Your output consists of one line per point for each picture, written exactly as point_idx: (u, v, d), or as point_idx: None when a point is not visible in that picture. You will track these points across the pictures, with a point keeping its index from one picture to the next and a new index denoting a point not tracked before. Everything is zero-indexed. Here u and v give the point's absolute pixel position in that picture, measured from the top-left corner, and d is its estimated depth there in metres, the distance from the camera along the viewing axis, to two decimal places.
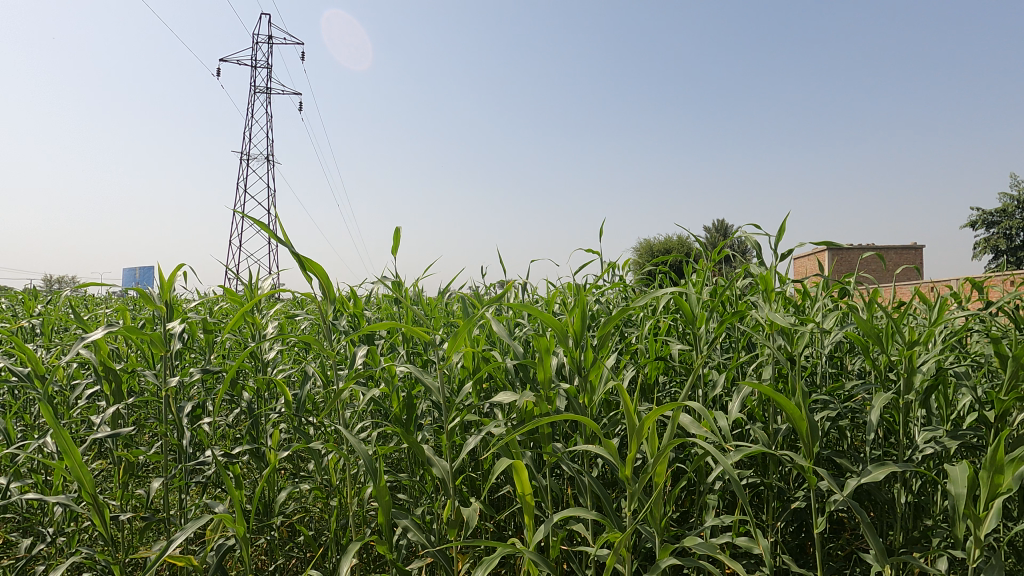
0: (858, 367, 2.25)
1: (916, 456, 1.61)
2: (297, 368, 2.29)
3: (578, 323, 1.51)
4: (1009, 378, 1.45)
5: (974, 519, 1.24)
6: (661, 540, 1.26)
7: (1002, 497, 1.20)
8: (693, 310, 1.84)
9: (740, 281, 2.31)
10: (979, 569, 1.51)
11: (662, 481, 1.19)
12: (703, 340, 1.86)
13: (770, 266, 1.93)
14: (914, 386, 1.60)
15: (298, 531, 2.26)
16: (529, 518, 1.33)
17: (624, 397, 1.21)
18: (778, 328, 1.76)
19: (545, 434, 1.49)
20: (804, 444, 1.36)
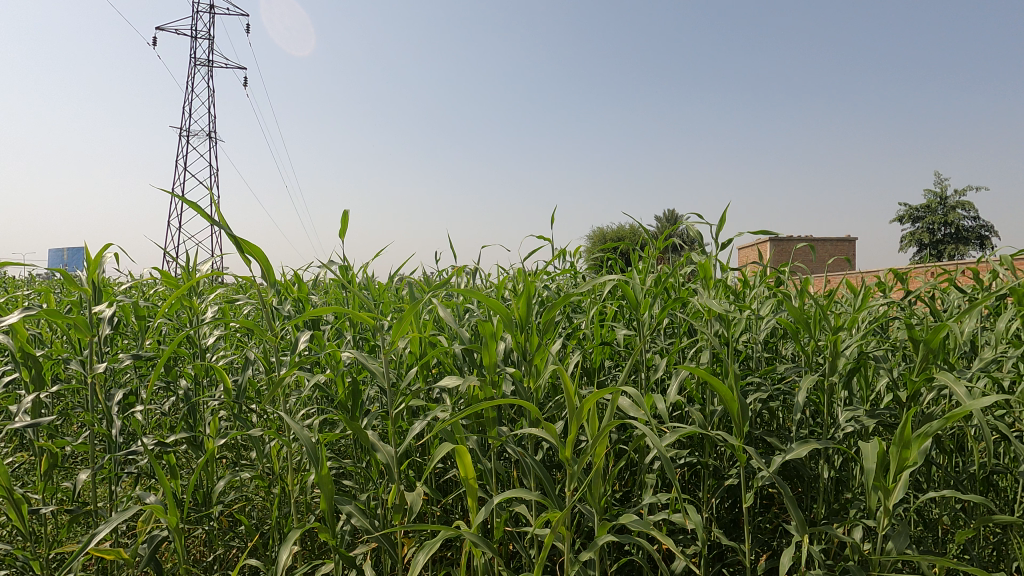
0: (789, 351, 2.38)
1: (838, 434, 1.72)
2: (238, 354, 2.22)
3: (523, 309, 1.53)
4: (921, 360, 1.56)
5: (883, 490, 1.35)
6: (600, 518, 1.29)
7: (909, 470, 1.30)
8: (636, 297, 1.90)
9: (684, 269, 2.39)
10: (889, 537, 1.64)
11: (601, 461, 1.23)
12: (645, 325, 1.92)
13: (711, 254, 2.01)
14: (837, 368, 1.71)
15: (238, 520, 2.22)
16: (473, 499, 1.35)
17: (564, 381, 1.24)
18: (715, 314, 1.85)
19: (490, 418, 1.50)
20: (735, 424, 1.43)
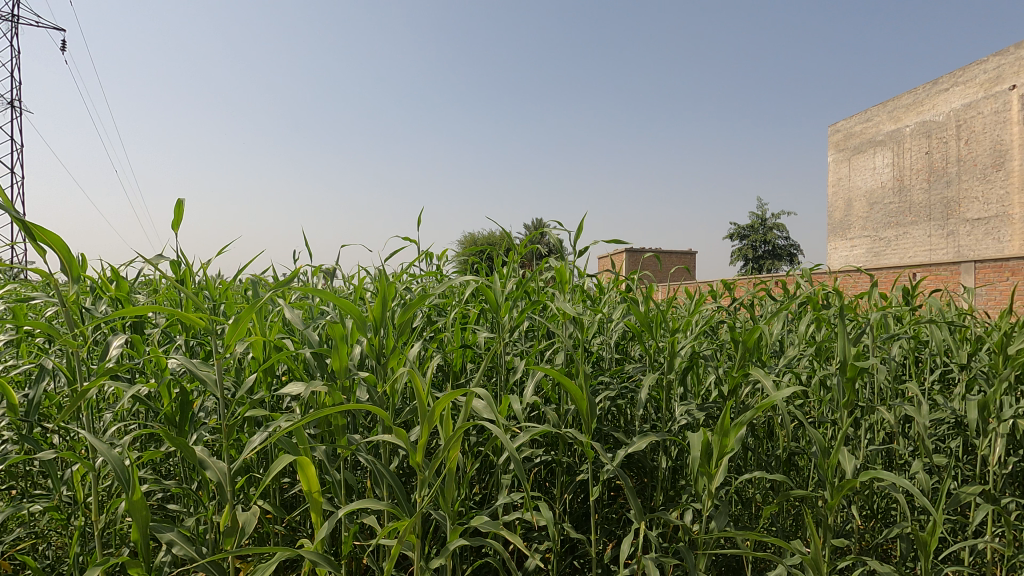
0: (636, 352, 2.57)
1: (674, 426, 1.90)
2: (32, 363, 1.86)
3: (377, 311, 1.47)
4: (740, 359, 1.78)
5: (707, 475, 1.50)
6: (451, 523, 1.27)
7: (727, 456, 1.47)
8: (497, 300, 1.93)
9: (545, 275, 2.49)
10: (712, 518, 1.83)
11: (453, 464, 1.22)
12: (505, 328, 1.96)
13: (567, 259, 2.10)
14: (674, 365, 1.89)
15: (27, 563, 1.84)
16: (317, 513, 1.25)
17: (416, 383, 1.21)
18: (569, 316, 1.94)
19: (339, 426, 1.41)
20: (583, 421, 1.51)
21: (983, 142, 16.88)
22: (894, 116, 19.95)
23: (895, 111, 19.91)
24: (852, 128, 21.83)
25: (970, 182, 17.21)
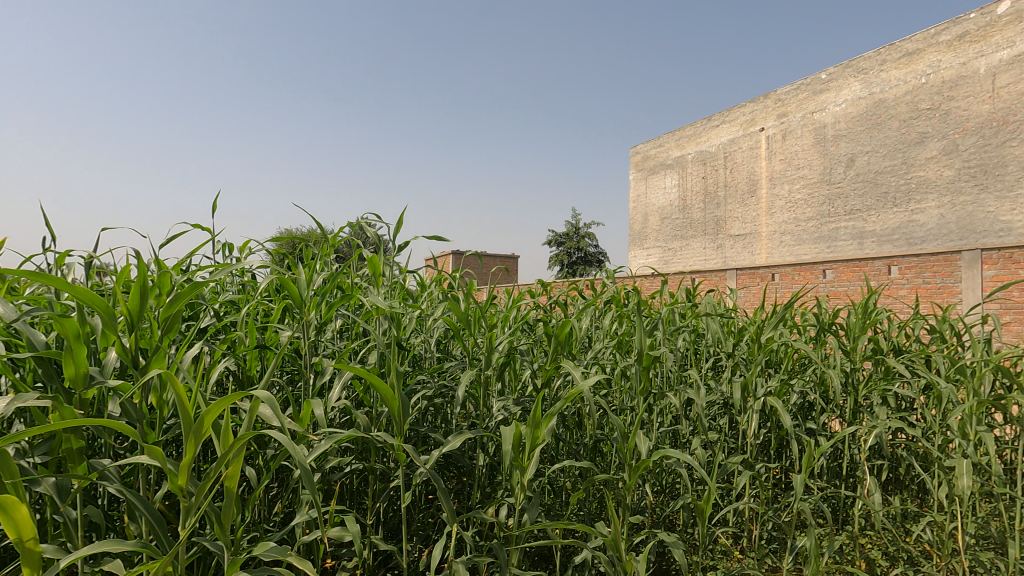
0: (456, 351, 2.56)
1: (491, 423, 1.93)
2: None
3: (133, 304, 1.19)
4: (553, 352, 1.99)
5: (520, 468, 1.54)
6: (228, 554, 1.08)
7: (539, 445, 1.53)
8: (302, 295, 1.73)
9: (361, 271, 2.34)
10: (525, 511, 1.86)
11: (232, 483, 1.05)
12: (312, 327, 1.78)
13: (379, 250, 1.94)
14: (492, 360, 1.95)
15: None
16: (32, 567, 0.96)
17: (177, 392, 1.00)
18: (383, 312, 1.82)
19: (74, 451, 1.10)
20: (396, 422, 1.48)
21: (742, 172, 20.61)
22: (680, 145, 23.36)
23: (681, 140, 23.32)
24: (649, 151, 25.02)
25: (733, 204, 20.89)
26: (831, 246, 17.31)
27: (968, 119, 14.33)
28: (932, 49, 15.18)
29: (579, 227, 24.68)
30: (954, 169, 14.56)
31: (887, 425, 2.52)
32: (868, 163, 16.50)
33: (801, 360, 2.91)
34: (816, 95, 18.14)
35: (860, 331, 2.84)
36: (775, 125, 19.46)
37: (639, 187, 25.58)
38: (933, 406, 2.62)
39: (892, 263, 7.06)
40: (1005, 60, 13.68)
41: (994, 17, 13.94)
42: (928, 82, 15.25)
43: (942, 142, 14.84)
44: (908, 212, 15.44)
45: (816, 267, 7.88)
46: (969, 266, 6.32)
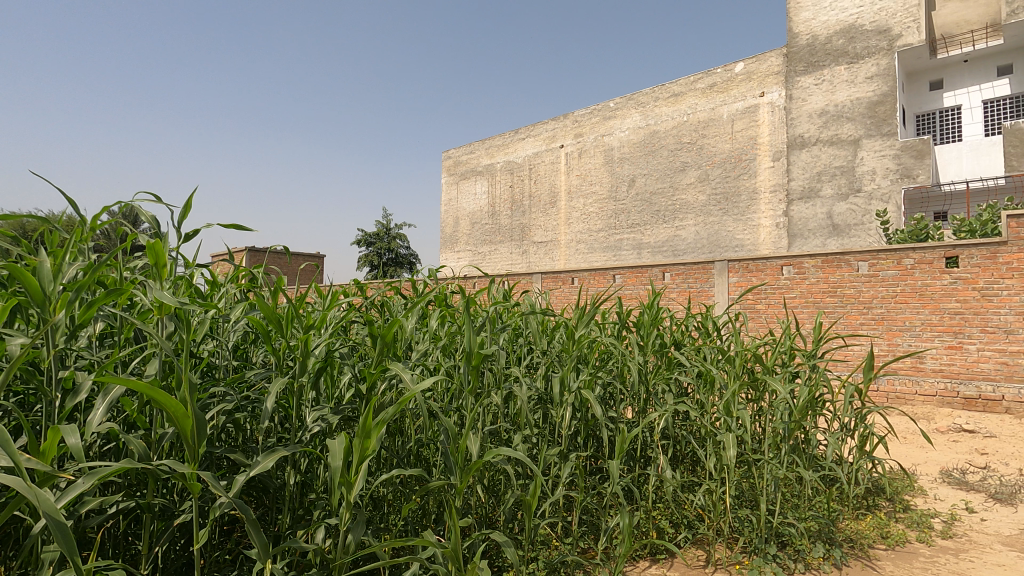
0: (259, 357, 2.28)
1: (305, 435, 1.83)
2: None
3: None
4: (378, 354, 1.91)
5: (347, 485, 1.53)
6: None
7: (367, 459, 1.54)
8: (46, 290, 1.32)
9: (135, 261, 1.91)
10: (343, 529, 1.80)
11: None
12: (62, 332, 1.38)
13: (160, 234, 1.55)
14: (306, 367, 1.83)
15: None
16: None
17: None
18: (167, 311, 1.50)
19: None
20: (187, 447, 1.27)
21: (544, 184, 22.33)
22: (490, 153, 24.40)
23: (490, 149, 24.36)
24: (461, 157, 25.63)
25: (537, 213, 22.51)
26: (616, 254, 19.72)
27: (715, 155, 17.58)
28: (691, 94, 18.29)
29: (390, 228, 24.15)
30: (705, 195, 17.73)
31: (673, 408, 2.89)
32: (645, 185, 19.20)
33: (604, 354, 3.17)
34: (605, 120, 20.51)
35: (652, 326, 3.21)
36: (572, 143, 21.49)
37: (451, 191, 26.04)
38: (705, 390, 3.09)
39: (665, 270, 8.27)
40: (739, 110, 17.11)
41: (732, 75, 17.34)
42: (688, 121, 18.33)
43: (698, 172, 17.96)
44: (673, 228, 18.36)
45: (608, 272, 8.86)
46: (719, 274, 7.71)
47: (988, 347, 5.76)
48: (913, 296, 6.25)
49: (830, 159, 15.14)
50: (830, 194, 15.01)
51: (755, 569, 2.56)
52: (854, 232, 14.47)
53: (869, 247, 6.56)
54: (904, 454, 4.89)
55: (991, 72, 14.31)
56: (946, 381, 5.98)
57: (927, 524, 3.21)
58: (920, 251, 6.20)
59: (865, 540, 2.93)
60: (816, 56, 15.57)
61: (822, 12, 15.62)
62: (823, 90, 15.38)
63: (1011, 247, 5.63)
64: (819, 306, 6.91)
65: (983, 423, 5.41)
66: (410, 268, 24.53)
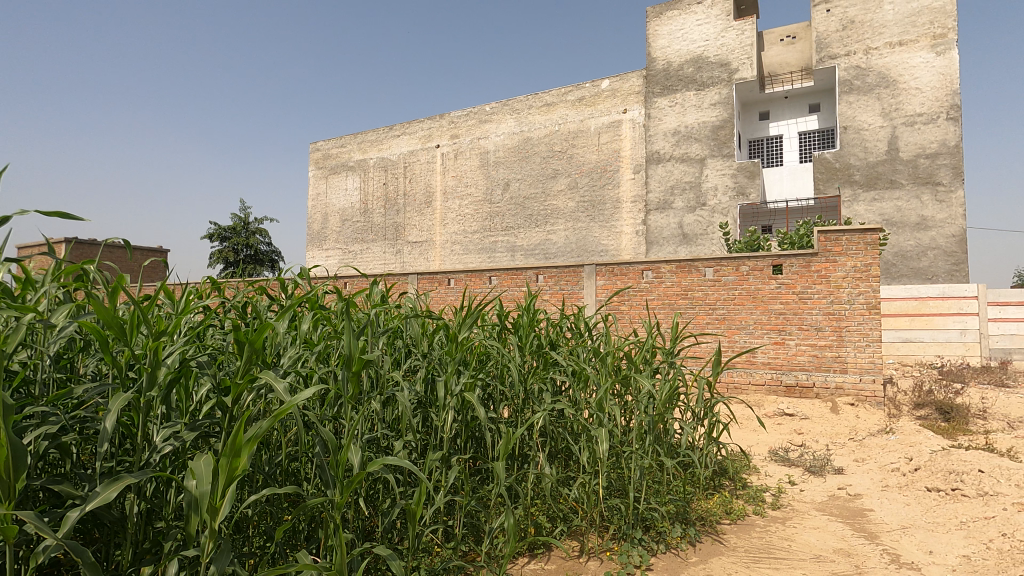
0: (92, 368, 1.96)
1: (154, 457, 1.62)
2: None
3: None
4: (244, 362, 1.74)
5: (212, 511, 1.43)
6: None
7: (236, 480, 1.46)
8: None
9: None
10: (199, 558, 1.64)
11: None
12: None
13: None
14: (156, 380, 1.61)
15: None
16: None
17: None
18: None
19: None
20: None
21: (419, 183, 22.01)
22: (362, 148, 23.48)
23: (363, 144, 23.45)
24: (330, 150, 24.35)
25: (411, 213, 22.12)
26: (491, 256, 20.06)
27: (583, 164, 18.64)
28: (562, 105, 19.19)
29: (249, 222, 22.18)
30: (574, 202, 18.71)
31: (551, 407, 2.98)
32: (519, 189, 19.77)
33: (484, 355, 3.17)
34: (481, 124, 20.77)
35: (530, 327, 3.28)
36: (448, 144, 21.46)
37: (319, 185, 24.62)
38: (579, 388, 3.23)
39: (539, 272, 8.58)
40: (605, 124, 18.31)
41: (599, 90, 18.50)
42: (559, 130, 19.20)
43: (567, 179, 18.90)
44: (544, 232, 19.13)
45: (484, 274, 8.96)
46: (588, 277, 8.18)
47: (803, 342, 6.77)
48: (748, 299, 7.14)
49: (681, 175, 16.79)
50: (681, 206, 16.66)
51: (624, 554, 2.74)
52: (700, 241, 16.22)
53: (714, 254, 7.38)
54: (741, 437, 5.58)
55: (804, 108, 16.87)
56: (772, 372, 6.92)
57: (761, 498, 3.68)
58: (753, 259, 7.11)
59: (714, 517, 3.28)
60: (671, 81, 17.23)
61: (675, 41, 17.35)
62: (675, 112, 17.03)
63: (820, 257, 6.67)
64: (673, 307, 7.63)
65: (800, 407, 6.36)
66: (272, 266, 22.74)
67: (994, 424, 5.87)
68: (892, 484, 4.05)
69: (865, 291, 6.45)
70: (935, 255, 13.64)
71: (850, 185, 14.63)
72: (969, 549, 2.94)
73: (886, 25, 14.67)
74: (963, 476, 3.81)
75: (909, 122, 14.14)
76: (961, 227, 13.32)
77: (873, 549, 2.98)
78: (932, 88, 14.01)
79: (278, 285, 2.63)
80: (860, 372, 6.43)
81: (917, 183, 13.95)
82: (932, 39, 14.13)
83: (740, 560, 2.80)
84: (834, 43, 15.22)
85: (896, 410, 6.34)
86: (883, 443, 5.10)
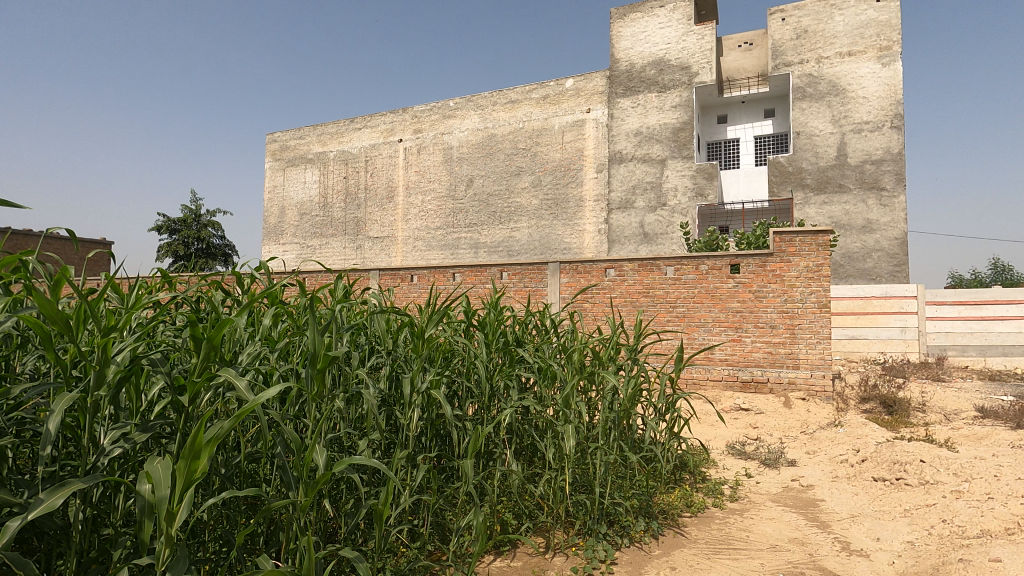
0: (30, 366, 1.83)
1: (101, 461, 1.52)
2: None
3: None
4: (202, 359, 1.66)
5: (168, 515, 1.35)
6: None
7: (195, 482, 1.40)
8: None
9: None
10: (151, 566, 1.56)
11: None
12: None
13: None
14: (105, 378, 1.51)
15: None
16: None
17: None
18: None
19: None
20: None
21: (381, 177, 21.64)
22: (322, 141, 22.91)
23: (322, 136, 22.88)
24: (288, 141, 23.66)
25: (373, 208, 21.74)
26: (453, 253, 19.94)
27: (546, 162, 18.72)
28: (526, 102, 19.20)
29: (201, 214, 21.31)
30: (537, 199, 18.77)
31: (517, 404, 2.97)
32: (482, 186, 19.69)
33: (449, 353, 3.12)
34: (445, 119, 20.59)
35: (496, 325, 3.24)
36: (411, 138, 21.19)
37: (276, 177, 23.90)
38: (545, 384, 3.24)
39: (503, 269, 8.58)
40: (568, 123, 18.44)
41: (563, 89, 18.60)
42: (523, 127, 19.22)
43: (531, 177, 18.94)
44: (508, 229, 19.14)
45: (447, 271, 8.89)
46: (551, 274, 8.22)
47: (759, 339, 6.99)
48: (707, 297, 7.33)
49: (642, 175, 17.11)
50: (642, 206, 16.98)
51: (590, 549, 2.76)
52: (660, 240, 16.58)
53: (674, 254, 7.54)
54: (700, 432, 5.73)
55: (760, 113, 17.43)
56: (729, 368, 7.13)
57: (719, 490, 3.79)
58: (712, 259, 7.30)
59: (675, 511, 3.35)
60: (633, 82, 17.52)
61: (638, 43, 17.63)
62: (637, 113, 17.33)
63: (775, 257, 6.90)
64: (635, 305, 7.76)
65: (755, 402, 6.59)
66: (225, 260, 21.92)
67: (932, 416, 6.23)
68: (841, 475, 4.24)
69: (816, 290, 6.72)
70: (879, 257, 14.35)
71: (802, 189, 15.22)
72: (913, 535, 3.10)
73: (837, 35, 15.30)
74: (906, 466, 4.01)
75: (857, 130, 14.81)
76: (903, 230, 14.05)
77: (826, 538, 3.10)
78: (878, 97, 14.71)
79: (234, 278, 2.49)
80: (811, 368, 6.69)
81: (863, 188, 14.63)
82: (879, 50, 14.82)
83: (701, 552, 2.86)
84: (788, 51, 15.79)
85: (844, 404, 6.64)
86: (832, 435, 5.33)
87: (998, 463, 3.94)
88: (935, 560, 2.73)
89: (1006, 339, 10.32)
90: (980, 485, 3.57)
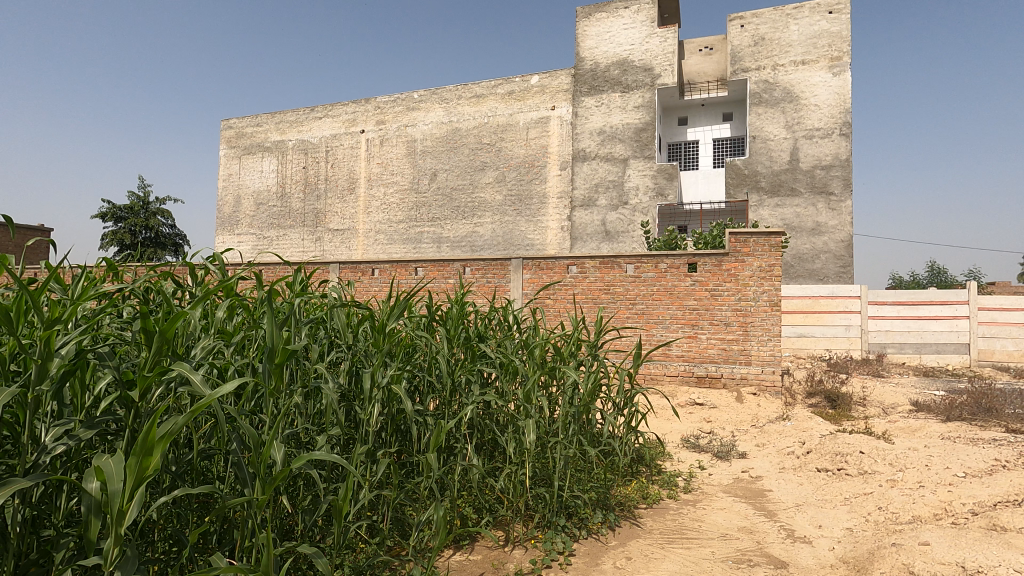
0: None
1: (43, 459, 1.46)
2: None
3: None
4: (154, 353, 1.60)
5: (119, 512, 1.31)
6: None
7: (145, 480, 1.36)
8: None
9: None
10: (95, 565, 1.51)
11: None
12: None
13: None
14: (47, 373, 1.44)
15: None
16: None
17: None
18: None
19: None
20: None
21: (342, 169, 21.19)
22: (280, 129, 22.24)
23: (281, 124, 22.19)
24: (243, 128, 22.90)
25: (333, 199, 21.27)
26: (416, 247, 19.77)
27: (511, 158, 18.72)
28: (491, 97, 19.13)
29: (149, 201, 20.36)
30: (501, 195, 18.76)
31: (478, 399, 2.96)
32: (446, 180, 19.55)
33: (410, 348, 3.08)
34: (409, 111, 20.32)
35: (459, 320, 3.21)
36: (374, 130, 20.82)
37: (232, 165, 23.05)
38: (506, 380, 3.25)
39: (466, 264, 8.55)
40: (533, 119, 18.48)
41: (528, 85, 18.62)
42: (488, 123, 19.15)
43: (495, 172, 18.91)
44: (471, 224, 19.05)
45: (409, 265, 8.80)
46: (514, 270, 8.26)
47: (713, 336, 7.21)
48: (665, 295, 7.51)
49: (605, 173, 17.34)
50: (604, 204, 17.24)
51: (548, 541, 2.81)
52: (622, 238, 16.87)
53: (635, 252, 7.68)
54: (657, 426, 5.89)
55: (718, 117, 17.92)
56: (685, 364, 7.33)
57: (674, 482, 3.91)
58: (671, 257, 7.48)
59: (631, 503, 3.44)
60: (597, 82, 17.73)
61: (603, 43, 17.82)
62: (601, 112, 17.56)
63: (730, 257, 7.13)
64: (597, 302, 7.89)
65: (709, 397, 6.81)
66: (175, 249, 21.01)
67: (871, 410, 6.59)
68: (788, 466, 4.43)
69: (768, 290, 6.98)
70: (827, 258, 15.00)
71: (756, 191, 15.75)
72: (851, 522, 3.28)
73: (791, 44, 15.88)
74: (847, 458, 4.25)
75: (809, 136, 15.41)
76: (849, 234, 14.74)
77: (772, 526, 3.24)
78: (828, 105, 15.35)
79: (185, 269, 2.40)
80: (762, 364, 6.95)
81: (814, 192, 15.24)
82: (830, 61, 15.45)
83: (656, 542, 2.95)
84: (746, 57, 16.30)
85: (791, 399, 6.93)
86: (780, 429, 5.57)
87: (929, 453, 4.21)
88: (871, 545, 2.90)
89: (939, 338, 10.98)
90: (913, 475, 3.80)
